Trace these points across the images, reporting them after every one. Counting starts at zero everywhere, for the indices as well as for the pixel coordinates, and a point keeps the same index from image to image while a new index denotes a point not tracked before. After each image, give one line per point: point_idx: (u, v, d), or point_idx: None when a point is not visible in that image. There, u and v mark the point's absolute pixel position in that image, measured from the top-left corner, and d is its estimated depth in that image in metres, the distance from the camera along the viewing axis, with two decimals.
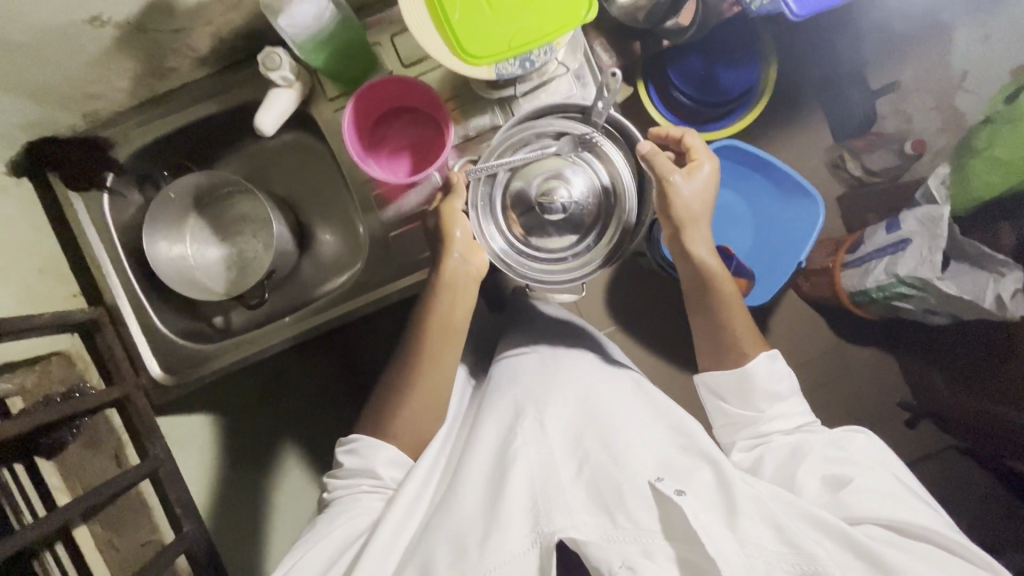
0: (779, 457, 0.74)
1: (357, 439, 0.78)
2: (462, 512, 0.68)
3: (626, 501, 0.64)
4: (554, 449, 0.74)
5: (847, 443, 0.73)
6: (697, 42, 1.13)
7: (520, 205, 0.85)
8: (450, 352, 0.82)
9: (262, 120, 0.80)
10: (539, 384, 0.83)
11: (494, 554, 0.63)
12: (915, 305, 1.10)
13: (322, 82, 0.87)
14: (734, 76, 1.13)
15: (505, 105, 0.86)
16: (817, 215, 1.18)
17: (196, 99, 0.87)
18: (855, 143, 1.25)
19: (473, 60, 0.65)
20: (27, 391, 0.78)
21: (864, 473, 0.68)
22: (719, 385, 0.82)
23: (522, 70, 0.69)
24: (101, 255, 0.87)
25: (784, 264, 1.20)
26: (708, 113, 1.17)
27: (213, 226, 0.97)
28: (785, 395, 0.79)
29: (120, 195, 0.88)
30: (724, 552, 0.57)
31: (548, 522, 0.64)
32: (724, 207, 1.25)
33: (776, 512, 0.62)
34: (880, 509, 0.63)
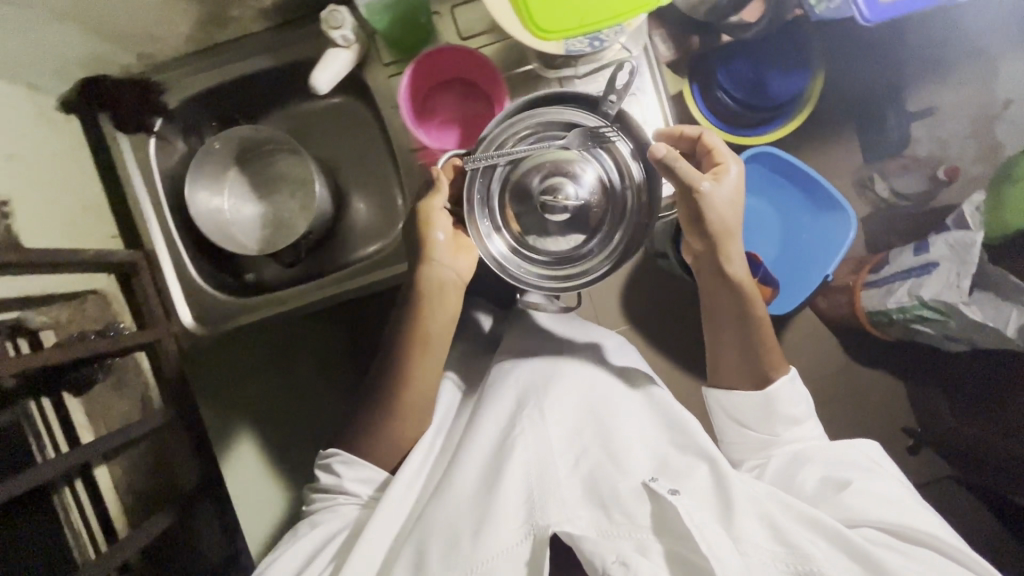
0: (782, 460, 0.75)
1: (335, 453, 0.79)
2: (460, 499, 0.71)
3: (621, 499, 0.66)
4: (553, 443, 0.75)
5: (848, 450, 0.73)
6: (748, 45, 1.12)
7: (520, 201, 0.76)
8: (441, 351, 0.79)
9: (319, 79, 0.79)
10: (539, 379, 0.83)
11: (484, 548, 0.65)
12: (935, 330, 1.09)
13: (379, 47, 0.87)
14: (782, 83, 1.13)
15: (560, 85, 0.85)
16: (849, 231, 1.18)
17: (251, 52, 0.87)
18: (884, 165, 1.25)
19: (543, 34, 0.65)
20: (61, 325, 0.78)
21: (864, 477, 0.69)
22: (729, 402, 0.79)
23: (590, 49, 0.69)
24: (143, 199, 0.86)
25: (810, 277, 1.19)
26: (750, 119, 1.17)
27: (252, 183, 0.96)
28: (802, 419, 0.77)
29: (166, 141, 0.88)
30: (721, 551, 0.58)
31: (542, 516, 0.66)
32: (755, 215, 1.24)
33: (773, 511, 0.62)
34: (878, 513, 0.64)
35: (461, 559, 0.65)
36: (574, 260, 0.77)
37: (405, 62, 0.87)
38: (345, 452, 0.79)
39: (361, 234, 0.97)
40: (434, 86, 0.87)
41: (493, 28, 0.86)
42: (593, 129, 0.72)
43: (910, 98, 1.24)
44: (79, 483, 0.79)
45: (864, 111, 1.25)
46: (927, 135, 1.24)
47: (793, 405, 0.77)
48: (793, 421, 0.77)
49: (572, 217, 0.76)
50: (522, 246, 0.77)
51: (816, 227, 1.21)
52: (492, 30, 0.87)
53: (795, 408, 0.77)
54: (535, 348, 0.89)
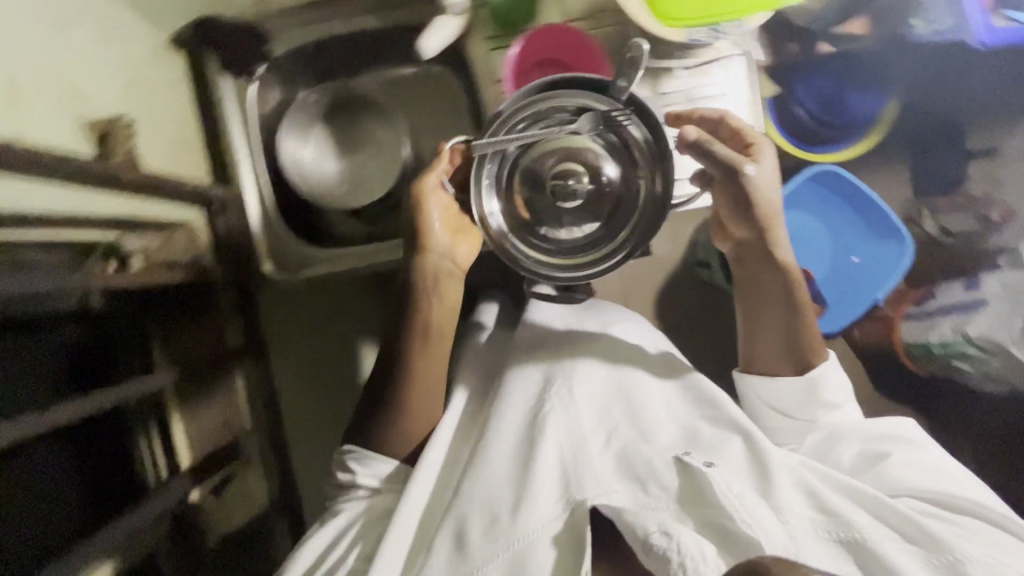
0: (819, 436, 0.74)
1: (351, 450, 0.76)
2: (494, 479, 0.69)
3: (658, 473, 0.65)
4: (585, 421, 0.72)
5: (882, 422, 0.73)
6: (832, 62, 1.13)
7: (528, 186, 0.73)
8: (446, 340, 0.77)
9: (427, 44, 0.81)
10: (564, 352, 0.80)
11: (525, 523, 0.64)
12: (970, 367, 1.10)
13: (481, 21, 0.88)
14: (859, 103, 1.14)
15: (655, 77, 0.87)
16: (903, 259, 1.16)
17: (357, 11, 0.89)
18: (938, 202, 1.19)
19: (666, 22, 0.67)
20: (152, 250, 0.77)
21: (900, 449, 0.69)
22: (764, 390, 0.76)
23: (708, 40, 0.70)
24: (236, 141, 0.88)
25: (861, 299, 1.17)
26: (822, 134, 1.17)
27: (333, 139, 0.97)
28: (841, 402, 0.75)
29: (264, 89, 0.90)
30: (768, 526, 0.57)
31: (579, 490, 0.65)
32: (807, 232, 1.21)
33: (815, 485, 0.63)
34: (915, 480, 0.65)
35: (501, 538, 0.64)
36: (585, 249, 0.73)
37: (507, 37, 0.88)
38: (361, 449, 0.76)
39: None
40: (533, 61, 0.87)
41: (598, 15, 0.87)
42: (604, 114, 0.69)
43: (969, 138, 1.18)
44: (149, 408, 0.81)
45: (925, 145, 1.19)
46: (985, 178, 1.18)
47: (834, 390, 0.74)
48: (834, 407, 0.75)
49: (584, 203, 0.73)
50: (531, 232, 0.74)
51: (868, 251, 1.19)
52: (594, 18, 0.88)
53: (835, 394, 0.75)
54: (559, 322, 0.85)
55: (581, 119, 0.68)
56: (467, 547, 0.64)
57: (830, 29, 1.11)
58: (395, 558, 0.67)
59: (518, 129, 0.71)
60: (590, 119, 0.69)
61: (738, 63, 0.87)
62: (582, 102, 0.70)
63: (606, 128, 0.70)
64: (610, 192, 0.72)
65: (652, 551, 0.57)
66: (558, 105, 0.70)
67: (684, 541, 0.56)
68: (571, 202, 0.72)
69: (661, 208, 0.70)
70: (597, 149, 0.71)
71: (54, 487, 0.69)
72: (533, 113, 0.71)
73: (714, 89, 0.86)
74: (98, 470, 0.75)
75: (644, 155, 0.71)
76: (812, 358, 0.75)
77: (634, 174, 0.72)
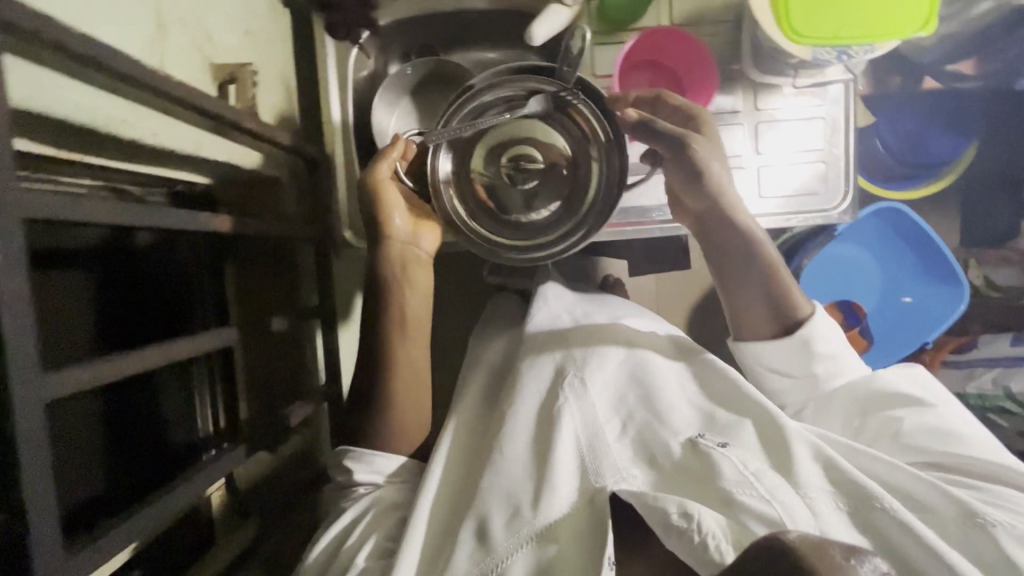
0: (837, 410, 0.75)
1: (345, 450, 0.73)
2: (510, 466, 0.67)
3: (678, 460, 0.64)
4: (599, 410, 0.71)
5: (897, 379, 0.74)
6: (929, 98, 1.12)
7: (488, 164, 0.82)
8: (421, 326, 0.78)
9: (539, 32, 0.82)
10: (579, 343, 0.78)
11: (549, 511, 0.62)
12: (1007, 423, 1.12)
13: (590, 15, 0.88)
14: (941, 145, 1.13)
15: (751, 90, 0.88)
16: (957, 304, 1.17)
17: None
18: (987, 252, 1.23)
19: (798, 40, 0.67)
20: (236, 202, 0.76)
21: (917, 412, 0.70)
22: (765, 351, 0.77)
23: (834, 62, 0.72)
24: (330, 103, 0.89)
25: (906, 338, 1.19)
26: (896, 171, 1.18)
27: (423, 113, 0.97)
28: (842, 355, 0.77)
29: (364, 56, 0.91)
30: (791, 504, 0.58)
31: (599, 478, 0.64)
32: (858, 266, 1.23)
33: (836, 462, 0.64)
34: (930, 444, 0.67)
35: (528, 529, 0.61)
36: (551, 227, 0.81)
37: (613, 34, 0.89)
38: (357, 449, 0.73)
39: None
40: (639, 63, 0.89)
41: (704, 25, 0.88)
42: (554, 96, 0.76)
43: None
44: (216, 361, 0.78)
45: (984, 191, 1.22)
46: None
47: (829, 344, 0.76)
48: (834, 363, 0.76)
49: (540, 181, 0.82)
50: (502, 206, 0.83)
51: (921, 293, 1.20)
52: (699, 26, 0.89)
53: (832, 347, 0.76)
54: (567, 316, 0.83)
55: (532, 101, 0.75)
56: (489, 535, 0.62)
57: (942, 64, 1.09)
58: (415, 551, 0.64)
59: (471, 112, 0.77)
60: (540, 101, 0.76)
61: (841, 92, 0.87)
62: (531, 85, 0.76)
63: (558, 107, 0.78)
64: (565, 171, 0.81)
65: (676, 530, 0.55)
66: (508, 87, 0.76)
67: (707, 519, 0.55)
68: (531, 182, 0.83)
69: (616, 189, 0.78)
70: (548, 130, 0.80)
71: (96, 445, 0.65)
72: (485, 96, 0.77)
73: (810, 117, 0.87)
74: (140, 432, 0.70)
75: (599, 134, 0.78)
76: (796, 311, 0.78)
77: (587, 154, 0.80)
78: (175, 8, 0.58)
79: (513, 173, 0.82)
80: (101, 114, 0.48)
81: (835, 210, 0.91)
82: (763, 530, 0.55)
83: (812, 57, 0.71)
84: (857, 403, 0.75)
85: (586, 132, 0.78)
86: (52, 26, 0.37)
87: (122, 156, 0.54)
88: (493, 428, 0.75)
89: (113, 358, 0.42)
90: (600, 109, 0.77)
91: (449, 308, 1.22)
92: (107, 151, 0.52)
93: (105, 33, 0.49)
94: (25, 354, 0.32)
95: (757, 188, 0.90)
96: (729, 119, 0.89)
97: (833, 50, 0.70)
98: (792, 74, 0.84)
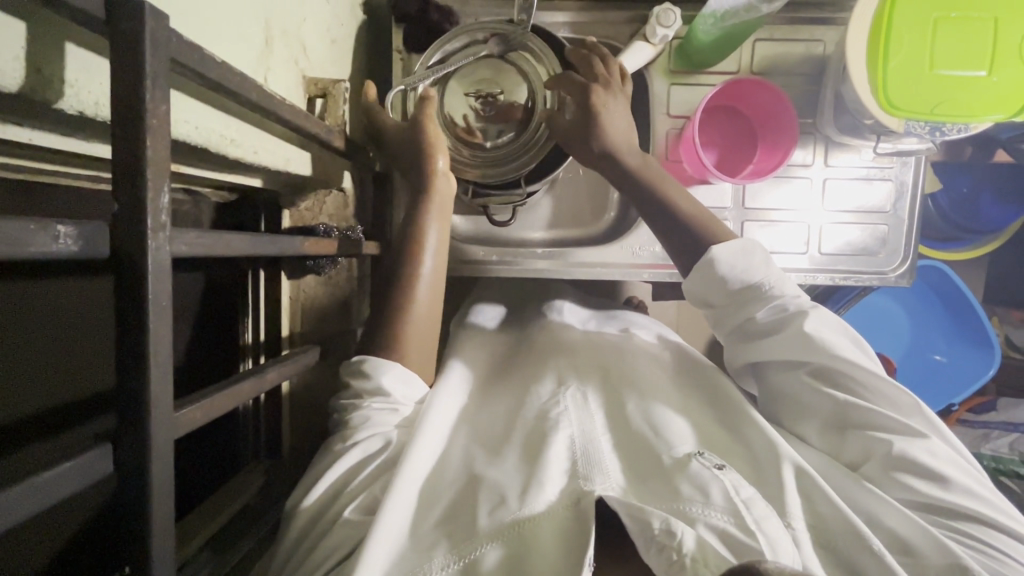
0: (817, 421, 0.67)
1: (361, 361, 0.70)
2: (504, 462, 0.62)
3: (669, 475, 0.58)
4: (598, 425, 0.67)
5: (878, 397, 0.65)
6: (996, 167, 1.11)
7: (461, 99, 0.85)
8: (441, 280, 0.77)
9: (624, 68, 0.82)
10: (586, 363, 0.79)
11: (525, 511, 0.55)
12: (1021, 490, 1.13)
13: (671, 54, 0.88)
14: (996, 213, 1.13)
15: (818, 144, 0.88)
16: (988, 369, 1.17)
17: (550, 20, 0.90)
18: (1013, 313, 1.26)
19: (892, 112, 0.67)
20: (300, 213, 0.76)
21: (906, 442, 0.62)
22: (714, 293, 0.73)
23: (925, 136, 0.73)
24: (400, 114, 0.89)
25: (931, 396, 1.20)
26: (943, 231, 1.18)
27: (470, 88, 0.85)
28: (851, 345, 0.69)
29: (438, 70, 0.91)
30: (776, 536, 0.52)
31: (589, 481, 0.57)
32: (887, 317, 1.23)
33: (828, 494, 0.58)
34: (919, 483, 0.59)
35: (509, 523, 0.54)
36: (514, 156, 0.85)
37: (690, 75, 0.88)
38: (379, 356, 0.70)
39: (545, 220, 0.98)
40: (715, 107, 0.89)
41: (781, 76, 0.88)
42: (509, 36, 0.81)
43: None
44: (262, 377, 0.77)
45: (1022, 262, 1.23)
46: None
47: (738, 269, 0.71)
48: (752, 288, 0.71)
49: (505, 121, 0.86)
50: (478, 135, 0.86)
51: (952, 352, 1.20)
52: (780, 74, 0.88)
53: (744, 271, 0.71)
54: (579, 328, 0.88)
55: (490, 42, 0.81)
56: (469, 526, 0.55)
57: None
58: (408, 506, 0.58)
59: (437, 57, 0.81)
60: (499, 42, 0.81)
61: (914, 157, 0.87)
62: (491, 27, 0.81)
63: (513, 48, 0.83)
64: (529, 112, 0.85)
65: (656, 544, 0.50)
66: (469, 30, 0.80)
67: (689, 536, 0.50)
68: (496, 122, 0.86)
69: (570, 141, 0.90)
70: (509, 72, 0.85)
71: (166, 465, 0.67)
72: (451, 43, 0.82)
73: (873, 178, 0.89)
74: (198, 450, 0.71)
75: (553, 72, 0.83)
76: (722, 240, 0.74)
77: (546, 97, 0.85)
78: (279, 20, 0.57)
79: (486, 107, 0.86)
80: (213, 133, 0.46)
81: (892, 273, 0.90)
82: (736, 558, 0.49)
83: (905, 129, 0.73)
84: (837, 417, 0.66)
85: (542, 67, 0.83)
86: (201, 53, 0.36)
87: (206, 163, 0.51)
88: (502, 417, 0.72)
89: (223, 387, 0.43)
90: (550, 50, 0.82)
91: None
92: (189, 156, 0.48)
93: (231, 49, 0.48)
94: (161, 394, 0.32)
95: (817, 242, 0.90)
96: (799, 172, 0.89)
97: (927, 124, 0.72)
98: (871, 139, 0.83)
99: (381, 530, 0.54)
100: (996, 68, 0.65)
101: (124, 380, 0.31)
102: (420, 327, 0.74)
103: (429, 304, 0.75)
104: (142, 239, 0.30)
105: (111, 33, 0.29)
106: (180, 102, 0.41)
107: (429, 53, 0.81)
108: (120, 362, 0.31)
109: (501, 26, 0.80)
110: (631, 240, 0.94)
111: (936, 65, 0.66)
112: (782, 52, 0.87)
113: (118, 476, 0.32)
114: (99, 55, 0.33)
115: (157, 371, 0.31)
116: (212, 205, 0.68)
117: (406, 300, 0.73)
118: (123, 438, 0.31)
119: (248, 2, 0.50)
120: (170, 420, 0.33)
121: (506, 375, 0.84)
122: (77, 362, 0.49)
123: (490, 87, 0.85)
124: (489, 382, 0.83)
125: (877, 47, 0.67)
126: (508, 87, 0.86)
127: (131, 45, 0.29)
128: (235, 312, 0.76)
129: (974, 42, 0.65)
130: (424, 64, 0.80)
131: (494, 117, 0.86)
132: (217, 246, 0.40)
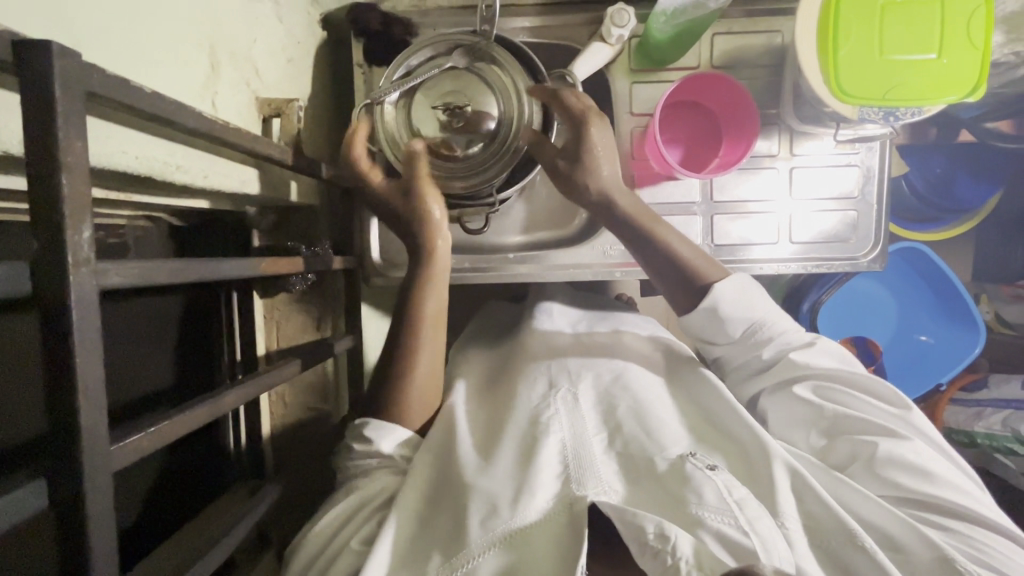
0: (802, 424, 0.67)
1: (363, 423, 0.69)
2: (494, 468, 0.61)
3: (664, 479, 0.58)
4: (590, 425, 0.67)
5: (864, 403, 0.66)
6: (964, 147, 1.12)
7: (426, 112, 0.81)
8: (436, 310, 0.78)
9: (579, 72, 0.83)
10: (576, 362, 0.77)
11: (524, 521, 0.55)
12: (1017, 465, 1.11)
13: (632, 52, 0.88)
14: (970, 191, 1.13)
15: (784, 134, 0.88)
16: (974, 347, 1.16)
17: (511, 26, 0.90)
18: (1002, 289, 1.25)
19: (844, 98, 0.67)
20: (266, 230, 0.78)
21: (892, 443, 0.62)
22: (702, 329, 0.75)
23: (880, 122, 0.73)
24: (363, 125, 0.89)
25: (921, 378, 1.19)
26: (920, 212, 1.18)
27: (435, 99, 0.81)
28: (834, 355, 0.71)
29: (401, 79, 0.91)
30: (769, 537, 0.52)
31: (582, 486, 0.57)
32: (873, 300, 1.22)
33: (817, 491, 0.58)
34: (906, 480, 0.59)
35: (502, 534, 0.54)
36: (483, 165, 0.83)
37: (653, 73, 0.89)
38: (380, 420, 0.70)
39: (520, 223, 0.98)
40: (681, 103, 0.89)
41: (745, 68, 0.88)
42: (473, 47, 0.80)
43: None
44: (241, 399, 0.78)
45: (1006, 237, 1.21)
46: None
47: (740, 310, 0.72)
48: (754, 328, 0.73)
49: (475, 131, 0.82)
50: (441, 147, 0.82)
51: (938, 331, 1.20)
52: (743, 66, 0.88)
53: (746, 312, 0.72)
54: (568, 329, 0.87)
55: (454, 54, 0.80)
56: (462, 536, 0.55)
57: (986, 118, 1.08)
58: (402, 528, 0.58)
59: (401, 71, 0.80)
60: (461, 52, 0.80)
61: (879, 141, 0.87)
62: (453, 39, 0.80)
63: (477, 58, 0.81)
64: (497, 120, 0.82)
65: (650, 550, 0.50)
66: (432, 42, 0.80)
67: (684, 541, 0.50)
68: (463, 132, 0.82)
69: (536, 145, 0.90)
70: (474, 79, 0.82)
71: (139, 495, 0.66)
72: (416, 57, 0.81)
73: (838, 165, 0.89)
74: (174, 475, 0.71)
75: (519, 79, 0.82)
76: (714, 272, 0.75)
77: (513, 105, 0.82)
78: (225, 44, 0.57)
79: (453, 119, 0.81)
80: (151, 163, 0.45)
81: (864, 258, 0.90)
82: (733, 560, 0.50)
83: (860, 116, 0.71)
84: (821, 420, 0.66)
85: (508, 76, 0.81)
86: (124, 85, 0.36)
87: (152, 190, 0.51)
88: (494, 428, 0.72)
89: (174, 414, 0.43)
90: (512, 56, 0.80)
91: (456, 319, 1.19)
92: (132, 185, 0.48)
93: (169, 79, 0.48)
94: (94, 427, 0.32)
95: (789, 231, 0.90)
96: (763, 163, 0.89)
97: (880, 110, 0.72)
98: (832, 127, 0.83)
99: (377, 558, 0.55)
100: (945, 50, 0.65)
101: (54, 419, 0.31)
102: (400, 344, 0.74)
103: (418, 320, 0.76)
104: (63, 278, 0.30)
105: (21, 77, 0.29)
106: (113, 133, 0.41)
107: (392, 68, 0.79)
108: (49, 402, 0.31)
109: (464, 38, 0.80)
110: (602, 240, 0.94)
111: (886, 50, 0.66)
112: (743, 45, 0.88)
113: (55, 511, 0.32)
114: (14, 94, 0.33)
115: (87, 408, 0.31)
116: (176, 232, 0.68)
117: (410, 327, 0.75)
118: (58, 477, 0.32)
119: (189, 29, 0.50)
120: (106, 454, 0.33)
121: (494, 382, 0.84)
122: (24, 410, 0.51)
123: (458, 100, 0.81)
124: (478, 390, 0.83)
125: (828, 35, 0.68)
126: (475, 97, 0.81)
127: (42, 89, 0.29)
128: (206, 336, 0.76)
129: (922, 25, 0.65)
130: (388, 78, 0.79)
131: (462, 128, 0.81)
132: (160, 272, 0.40)
